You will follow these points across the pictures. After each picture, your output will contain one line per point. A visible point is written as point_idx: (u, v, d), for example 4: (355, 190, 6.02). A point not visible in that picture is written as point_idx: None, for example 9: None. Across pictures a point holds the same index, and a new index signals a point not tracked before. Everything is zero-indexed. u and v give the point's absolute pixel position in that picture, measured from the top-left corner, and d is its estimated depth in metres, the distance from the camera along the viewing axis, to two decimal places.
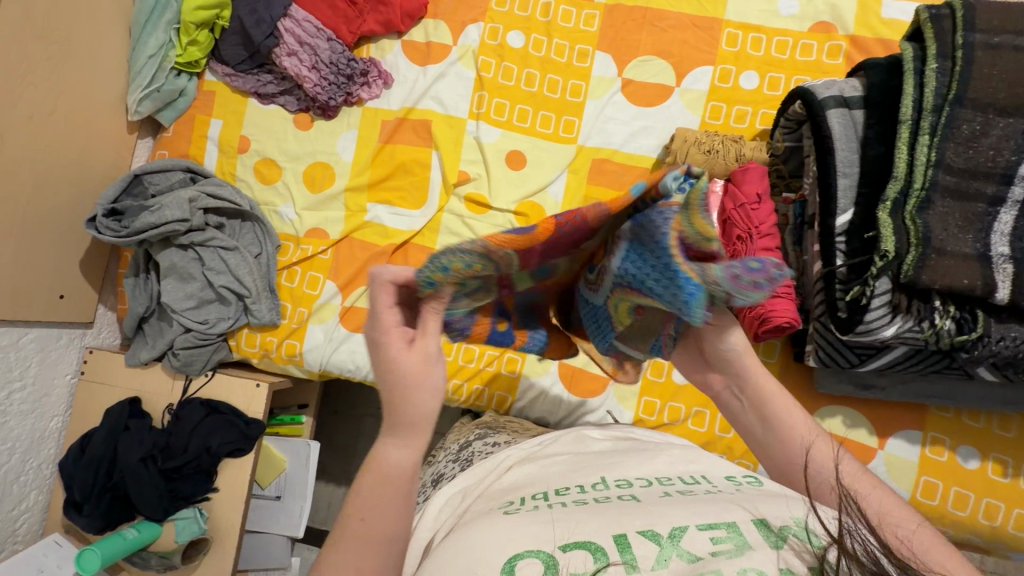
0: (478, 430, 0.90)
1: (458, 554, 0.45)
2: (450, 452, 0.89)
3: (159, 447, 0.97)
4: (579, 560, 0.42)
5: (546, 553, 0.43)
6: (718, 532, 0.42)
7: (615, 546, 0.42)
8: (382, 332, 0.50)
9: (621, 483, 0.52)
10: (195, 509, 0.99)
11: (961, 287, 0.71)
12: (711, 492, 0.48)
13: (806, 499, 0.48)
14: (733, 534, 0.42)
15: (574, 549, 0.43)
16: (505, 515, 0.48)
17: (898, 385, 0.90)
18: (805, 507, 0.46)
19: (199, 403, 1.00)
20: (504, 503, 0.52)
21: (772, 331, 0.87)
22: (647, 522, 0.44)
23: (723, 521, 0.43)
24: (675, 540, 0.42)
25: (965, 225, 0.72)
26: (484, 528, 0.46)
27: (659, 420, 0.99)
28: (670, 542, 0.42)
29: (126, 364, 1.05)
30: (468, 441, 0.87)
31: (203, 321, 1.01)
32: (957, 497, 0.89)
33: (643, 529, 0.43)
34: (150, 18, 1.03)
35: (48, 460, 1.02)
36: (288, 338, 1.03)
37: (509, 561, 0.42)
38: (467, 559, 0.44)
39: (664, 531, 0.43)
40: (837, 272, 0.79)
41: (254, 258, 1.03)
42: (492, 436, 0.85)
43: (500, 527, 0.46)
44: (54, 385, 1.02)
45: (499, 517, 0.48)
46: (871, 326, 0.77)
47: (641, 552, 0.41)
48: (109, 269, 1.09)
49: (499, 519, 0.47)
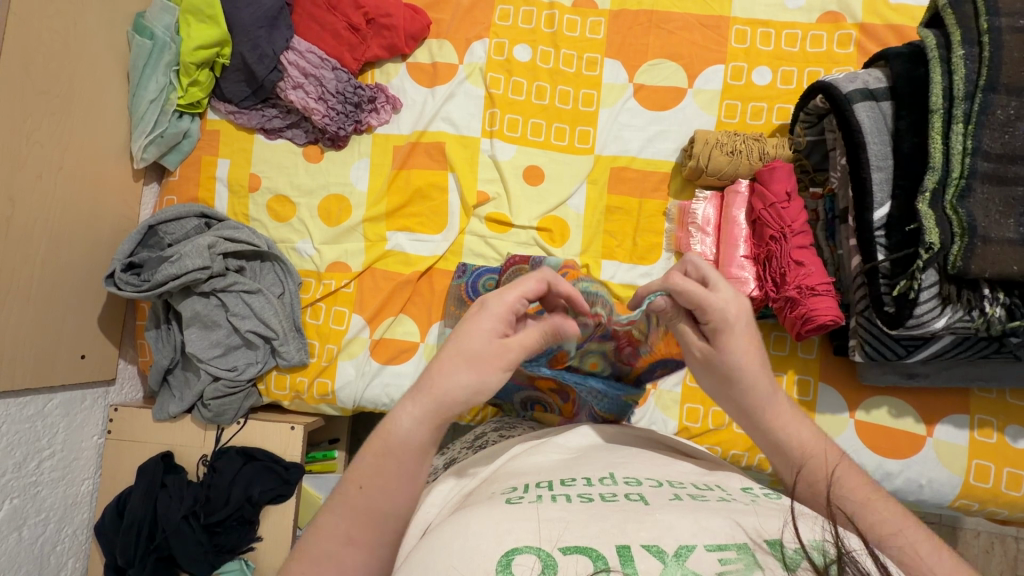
0: (493, 423, 0.82)
1: (451, 539, 0.42)
2: (463, 440, 0.80)
3: (201, 501, 0.95)
4: (574, 563, 0.39)
5: (545, 551, 0.40)
6: (727, 553, 0.39)
7: (617, 557, 0.39)
8: (498, 305, 0.50)
9: (630, 480, 0.49)
10: (241, 561, 0.96)
11: (1011, 274, 0.70)
12: (724, 501, 0.46)
13: (788, 513, 0.45)
14: (743, 554, 0.39)
15: (574, 553, 0.40)
16: (506, 504, 0.45)
17: (943, 371, 0.89)
18: (785, 525, 0.43)
19: (235, 451, 0.98)
20: (507, 487, 0.49)
21: (815, 330, 0.86)
22: (653, 536, 0.41)
23: (734, 542, 0.40)
24: (682, 560, 0.39)
25: (1007, 210, 0.71)
26: (480, 516, 0.43)
27: (703, 427, 0.97)
28: (676, 560, 0.39)
29: (154, 419, 1.01)
30: (483, 432, 0.78)
31: (231, 368, 0.98)
32: (1010, 477, 0.89)
33: (648, 543, 0.40)
34: (148, 62, 1.00)
35: (83, 525, 0.99)
36: (320, 377, 1.00)
37: (506, 554, 0.40)
38: (459, 548, 0.41)
39: (670, 548, 0.40)
40: (880, 267, 0.79)
41: (278, 298, 1.01)
42: (508, 428, 0.77)
43: (495, 517, 0.43)
44: (82, 448, 0.99)
45: (500, 505, 0.44)
46: (921, 319, 0.76)
47: (644, 567, 0.39)
48: (127, 323, 1.06)
49: (500, 507, 0.44)
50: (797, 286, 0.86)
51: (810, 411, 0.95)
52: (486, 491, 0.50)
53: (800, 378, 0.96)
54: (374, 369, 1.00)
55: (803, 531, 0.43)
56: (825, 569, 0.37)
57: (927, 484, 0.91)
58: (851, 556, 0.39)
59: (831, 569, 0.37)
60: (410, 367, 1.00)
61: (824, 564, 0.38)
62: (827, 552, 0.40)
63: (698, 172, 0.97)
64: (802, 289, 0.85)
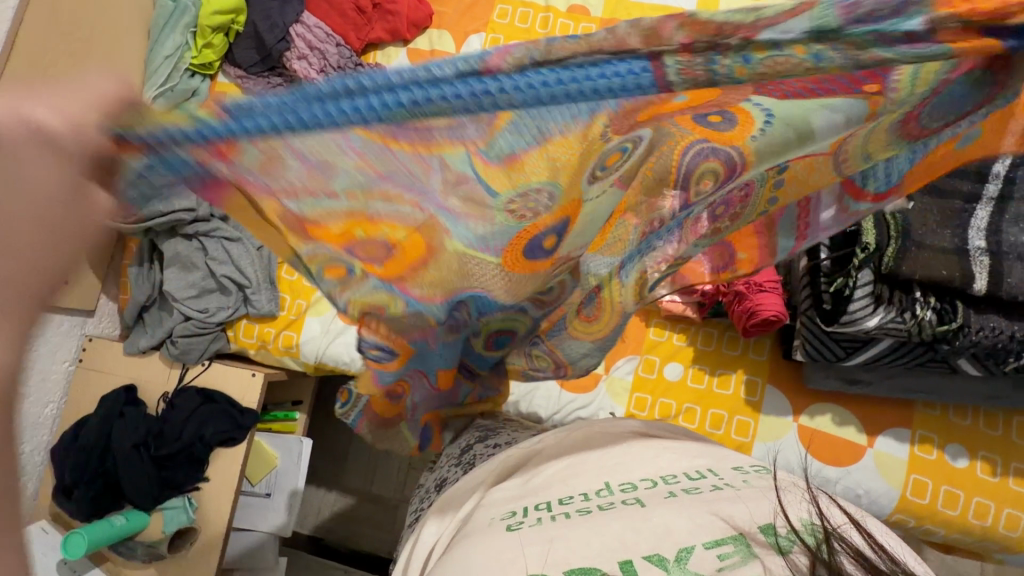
0: (476, 430, 0.86)
1: None
2: (450, 457, 0.83)
3: (153, 433, 0.98)
4: None
5: None
6: (725, 548, 0.41)
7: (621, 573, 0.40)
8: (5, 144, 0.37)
9: (626, 487, 0.49)
10: (185, 499, 0.99)
11: (939, 278, 0.72)
12: (717, 490, 0.47)
13: (773, 492, 0.47)
14: (740, 546, 0.41)
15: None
16: (507, 532, 0.46)
17: (885, 381, 0.91)
18: (773, 505, 0.45)
19: (195, 390, 1.02)
20: (504, 511, 0.50)
21: (761, 326, 0.88)
22: (653, 545, 0.42)
23: (731, 535, 0.41)
24: (683, 563, 0.40)
25: (943, 221, 0.73)
26: (482, 550, 0.44)
27: (650, 416, 0.99)
28: (677, 566, 0.40)
29: (126, 352, 1.07)
30: (469, 443, 0.82)
31: (203, 309, 1.03)
32: (916, 484, 0.91)
33: (649, 553, 0.41)
34: (169, 23, 1.09)
35: (40, 447, 1.02)
36: (286, 330, 1.05)
37: None
38: None
39: (671, 554, 0.41)
40: (821, 265, 0.80)
41: (255, 250, 1.04)
42: (492, 438, 0.80)
43: (499, 547, 0.44)
44: (51, 371, 1.03)
45: (503, 534, 0.46)
46: (854, 316, 0.78)
47: None
48: (114, 260, 1.12)
49: (501, 537, 0.45)
50: (745, 281, 0.88)
51: (754, 411, 0.97)
52: (485, 516, 0.51)
53: (748, 378, 0.98)
54: (338, 328, 1.05)
55: (790, 512, 0.45)
56: (817, 550, 0.39)
57: (864, 494, 0.92)
58: (838, 532, 0.42)
59: (822, 548, 0.39)
60: None
61: (815, 543, 0.40)
62: (816, 530, 0.42)
63: None
64: (750, 285, 0.88)
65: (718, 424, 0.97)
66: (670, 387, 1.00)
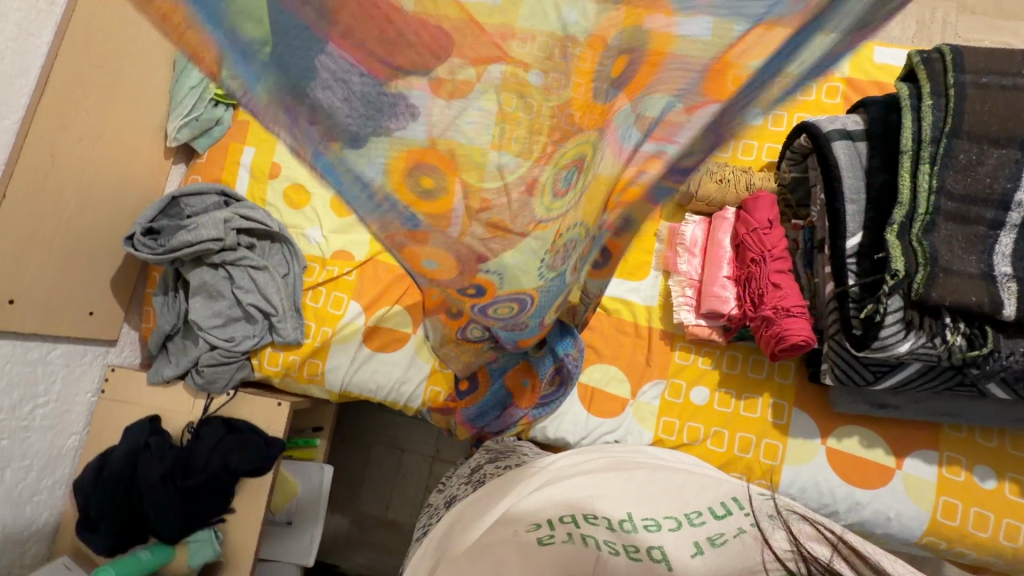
0: (488, 454, 0.90)
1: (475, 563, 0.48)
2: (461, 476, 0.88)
3: (180, 464, 0.96)
4: None
5: None
6: None
7: None
8: None
9: (650, 524, 0.55)
10: (211, 531, 0.97)
11: (969, 304, 0.74)
12: (740, 535, 0.53)
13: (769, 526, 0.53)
14: None
15: None
16: (537, 543, 0.50)
17: (912, 404, 0.92)
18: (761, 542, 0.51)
19: (220, 421, 1.01)
20: (530, 522, 0.53)
21: (788, 350, 0.89)
22: None
23: None
24: None
25: (968, 247, 0.75)
26: (516, 557, 0.48)
27: (679, 440, 0.99)
28: None
29: (149, 382, 1.06)
30: (480, 465, 0.86)
31: (228, 338, 1.03)
32: (946, 506, 0.91)
33: None
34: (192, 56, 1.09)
35: (63, 479, 1.01)
36: (311, 357, 1.05)
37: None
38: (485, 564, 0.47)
39: None
40: (849, 292, 0.84)
41: (281, 278, 1.05)
42: (504, 459, 0.82)
43: (529, 556, 0.49)
44: (75, 402, 1.02)
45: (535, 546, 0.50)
46: (885, 342, 0.80)
47: None
48: (137, 288, 1.13)
49: (534, 547, 0.49)
50: (772, 306, 0.90)
51: (782, 434, 0.97)
52: (509, 518, 0.54)
53: (775, 401, 0.99)
54: (365, 355, 1.04)
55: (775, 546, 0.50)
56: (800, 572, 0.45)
57: (895, 517, 0.92)
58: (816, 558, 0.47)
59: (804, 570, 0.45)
60: (400, 356, 1.04)
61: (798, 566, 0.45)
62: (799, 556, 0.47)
63: (689, 197, 1.03)
64: (777, 310, 0.89)
65: (746, 448, 0.97)
66: (698, 412, 1.00)
